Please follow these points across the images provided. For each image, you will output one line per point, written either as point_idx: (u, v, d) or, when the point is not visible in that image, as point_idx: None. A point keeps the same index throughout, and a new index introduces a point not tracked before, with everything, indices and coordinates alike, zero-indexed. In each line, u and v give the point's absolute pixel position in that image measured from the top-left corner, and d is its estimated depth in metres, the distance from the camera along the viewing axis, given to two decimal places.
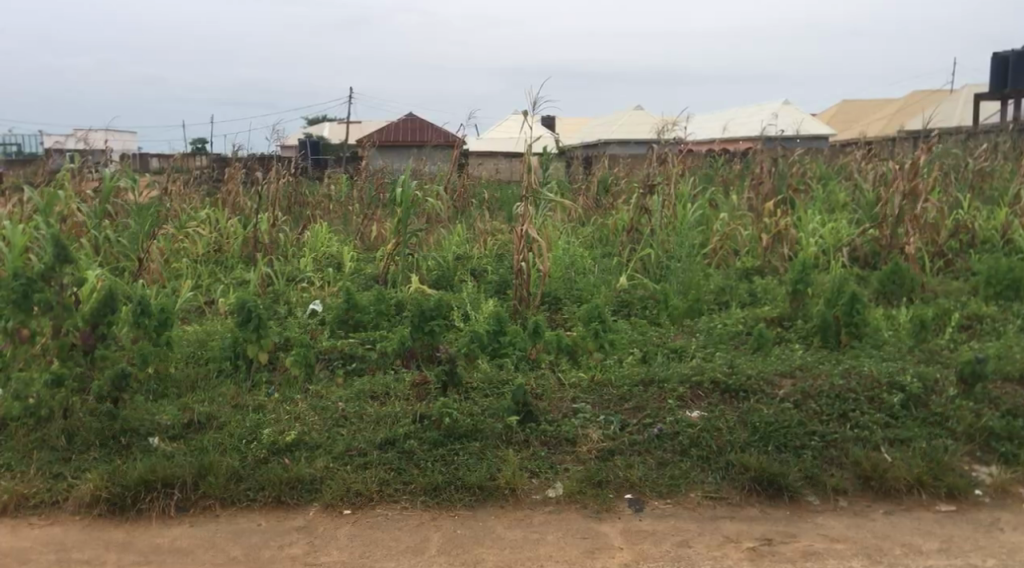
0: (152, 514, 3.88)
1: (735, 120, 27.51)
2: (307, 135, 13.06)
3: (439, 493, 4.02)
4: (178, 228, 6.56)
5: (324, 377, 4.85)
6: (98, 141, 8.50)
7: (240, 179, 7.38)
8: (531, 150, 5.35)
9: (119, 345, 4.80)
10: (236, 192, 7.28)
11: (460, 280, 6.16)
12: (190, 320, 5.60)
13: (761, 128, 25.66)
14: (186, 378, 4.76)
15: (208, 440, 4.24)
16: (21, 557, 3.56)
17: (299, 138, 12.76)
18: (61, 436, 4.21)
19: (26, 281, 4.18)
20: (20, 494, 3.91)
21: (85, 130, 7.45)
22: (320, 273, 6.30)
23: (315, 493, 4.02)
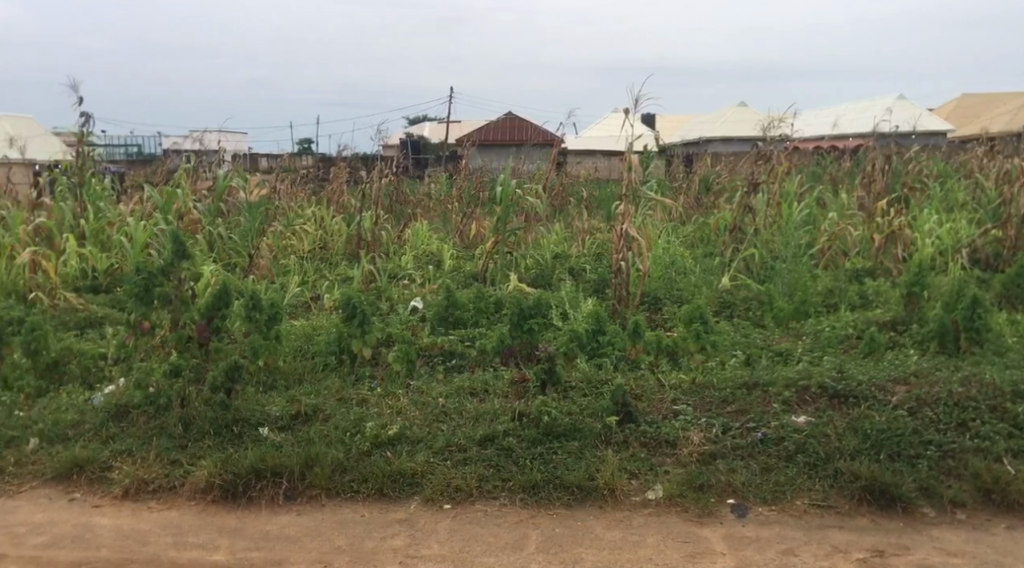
0: (262, 501, 4.02)
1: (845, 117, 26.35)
2: (408, 135, 13.16)
3: (537, 491, 4.03)
4: (285, 227, 6.74)
5: (425, 372, 4.90)
6: (213, 142, 8.91)
7: (345, 178, 7.58)
8: (632, 148, 5.19)
9: (233, 339, 4.98)
10: (341, 191, 7.48)
11: (559, 279, 6.12)
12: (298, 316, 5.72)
13: (873, 123, 24.31)
14: (294, 371, 4.87)
15: (314, 433, 4.37)
16: (141, 539, 3.73)
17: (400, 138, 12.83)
18: (178, 424, 4.34)
19: (147, 275, 4.44)
20: (141, 479, 4.08)
21: (202, 131, 7.80)
22: (420, 270, 6.38)
23: (416, 487, 4.10)
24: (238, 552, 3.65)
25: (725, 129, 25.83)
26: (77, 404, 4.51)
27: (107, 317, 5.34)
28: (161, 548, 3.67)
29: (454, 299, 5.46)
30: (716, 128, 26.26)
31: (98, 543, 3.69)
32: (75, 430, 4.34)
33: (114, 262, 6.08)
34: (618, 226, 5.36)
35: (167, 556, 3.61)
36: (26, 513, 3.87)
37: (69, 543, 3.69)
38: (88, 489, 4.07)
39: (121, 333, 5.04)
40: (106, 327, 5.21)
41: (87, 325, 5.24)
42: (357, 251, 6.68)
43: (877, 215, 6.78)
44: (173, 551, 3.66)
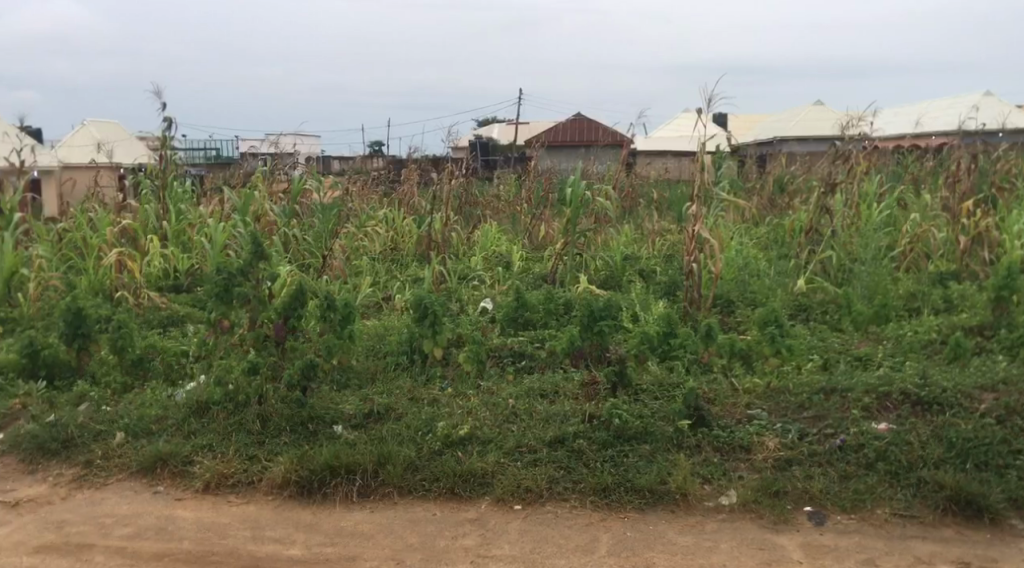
0: (337, 498, 4.10)
1: (928, 114, 25.36)
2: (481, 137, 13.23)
3: (608, 494, 4.01)
4: (357, 228, 6.86)
5: (495, 373, 4.92)
6: (288, 144, 9.18)
7: (416, 180, 7.69)
8: (704, 148, 5.13)
9: (308, 338, 5.07)
10: (412, 192, 7.54)
11: (629, 280, 6.08)
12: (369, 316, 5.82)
13: (959, 120, 23.31)
14: (367, 370, 4.95)
15: (386, 431, 4.43)
16: (221, 531, 3.84)
17: (470, 141, 12.91)
18: (256, 420, 4.45)
19: (227, 275, 4.57)
20: (221, 474, 4.20)
21: (278, 135, 8.03)
22: (490, 271, 6.41)
23: (486, 487, 4.12)
24: (314, 547, 3.72)
25: (800, 128, 25.14)
26: (161, 400, 4.65)
27: (189, 316, 5.50)
28: (240, 541, 3.77)
29: (523, 300, 5.47)
30: (789, 128, 25.66)
31: (180, 535, 3.80)
32: (158, 425, 4.47)
33: (195, 262, 6.26)
34: (689, 227, 5.31)
35: (246, 549, 3.70)
36: (113, 505, 4.01)
37: (152, 534, 3.81)
38: (170, 482, 4.19)
39: (202, 331, 5.20)
40: (187, 326, 5.37)
41: (169, 323, 5.40)
42: (427, 252, 6.75)
43: (962, 216, 6.54)
44: (252, 544, 3.75)
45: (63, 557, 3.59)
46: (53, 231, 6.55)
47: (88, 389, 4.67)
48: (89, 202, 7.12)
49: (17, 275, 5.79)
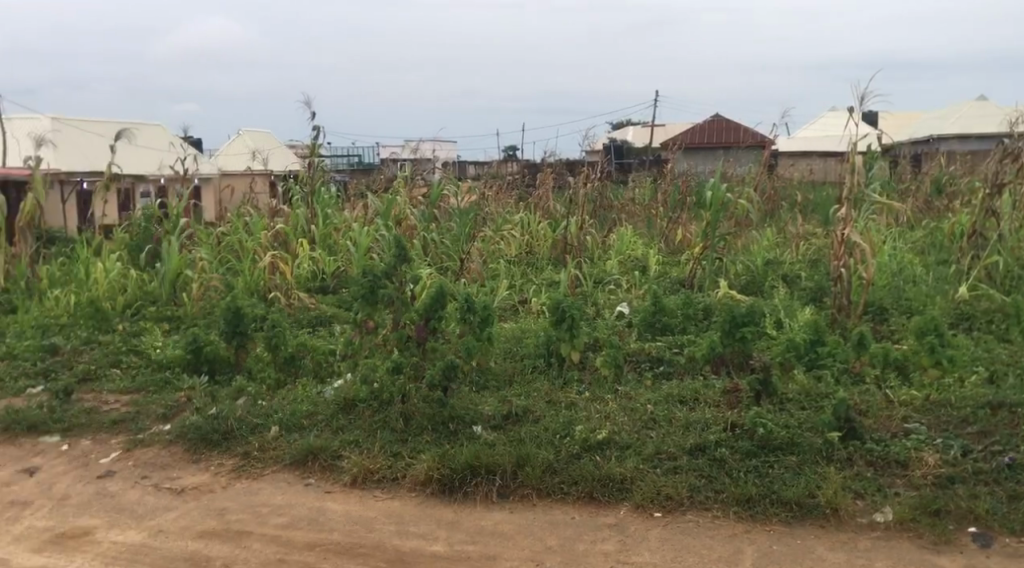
0: (477, 497, 4.17)
1: None
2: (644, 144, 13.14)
3: (752, 505, 3.89)
4: (494, 232, 6.97)
5: (632, 379, 4.88)
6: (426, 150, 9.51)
7: (551, 184, 7.72)
8: (855, 149, 4.97)
9: (448, 339, 5.21)
10: (547, 196, 7.61)
11: (773, 286, 5.95)
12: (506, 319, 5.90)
13: None
14: (505, 373, 5.02)
15: (525, 433, 4.47)
16: (367, 525, 3.97)
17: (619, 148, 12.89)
18: (400, 418, 4.59)
19: (373, 277, 4.76)
20: (367, 469, 4.34)
21: (418, 141, 8.38)
22: (626, 274, 6.42)
23: (626, 493, 4.08)
24: (456, 544, 3.79)
25: (957, 126, 23.52)
26: (311, 396, 4.86)
27: (335, 316, 5.73)
28: (386, 534, 3.89)
29: (661, 305, 5.44)
30: (948, 125, 24.11)
31: (330, 527, 3.95)
32: (309, 420, 4.67)
33: (340, 264, 6.56)
34: (838, 230, 5.13)
35: (392, 543, 3.81)
36: (269, 495, 4.21)
37: (305, 524, 3.98)
38: (321, 475, 4.37)
39: (347, 331, 5.43)
40: (334, 325, 5.61)
41: (318, 323, 5.65)
42: (562, 256, 6.75)
43: None
44: (397, 539, 3.85)
45: (224, 542, 3.80)
46: (212, 234, 7.05)
47: (245, 385, 4.94)
48: (242, 207, 7.62)
49: (183, 276, 6.30)
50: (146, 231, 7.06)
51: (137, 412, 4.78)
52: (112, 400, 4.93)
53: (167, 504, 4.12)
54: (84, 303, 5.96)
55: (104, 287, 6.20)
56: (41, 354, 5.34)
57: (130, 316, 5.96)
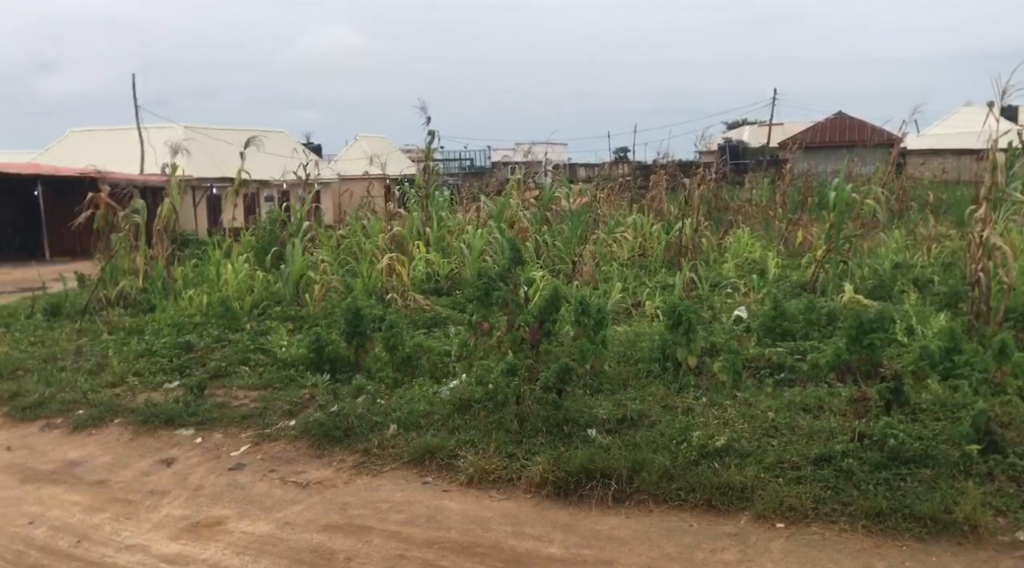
0: (593, 501, 4.13)
1: None
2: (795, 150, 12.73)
3: (882, 519, 3.69)
4: (607, 233, 7.03)
5: (752, 386, 4.78)
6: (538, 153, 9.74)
7: (664, 186, 7.92)
8: (996, 146, 4.83)
9: (561, 342, 5.24)
10: (660, 198, 7.79)
11: (902, 290, 5.77)
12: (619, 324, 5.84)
13: None
14: (619, 376, 5.00)
15: (641, 438, 4.41)
16: (483, 524, 4.00)
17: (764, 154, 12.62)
18: (514, 420, 4.60)
19: (488, 280, 4.83)
20: (483, 469, 4.37)
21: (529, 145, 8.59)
22: (743, 278, 6.39)
23: (746, 502, 3.96)
24: (572, 547, 3.76)
25: None
26: (428, 396, 4.95)
27: (449, 317, 5.86)
28: (503, 534, 3.91)
29: (782, 310, 5.30)
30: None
31: (447, 525, 4.00)
32: (426, 419, 4.76)
33: (454, 267, 6.69)
34: (976, 232, 4.94)
35: (508, 543, 3.81)
36: (388, 491, 4.31)
37: (424, 521, 4.04)
38: (438, 474, 4.43)
39: (461, 332, 5.56)
40: (449, 327, 5.72)
41: (433, 324, 5.77)
42: (677, 259, 6.78)
43: None
44: (513, 539, 3.86)
45: (347, 536, 3.90)
46: (333, 237, 7.39)
47: (364, 383, 5.09)
48: (360, 212, 7.96)
49: (305, 278, 6.60)
50: (271, 233, 7.44)
51: (265, 408, 4.99)
52: (241, 396, 5.16)
53: (293, 497, 4.27)
54: (216, 303, 6.33)
55: (233, 287, 6.57)
56: (177, 351, 5.68)
57: (257, 316, 6.27)
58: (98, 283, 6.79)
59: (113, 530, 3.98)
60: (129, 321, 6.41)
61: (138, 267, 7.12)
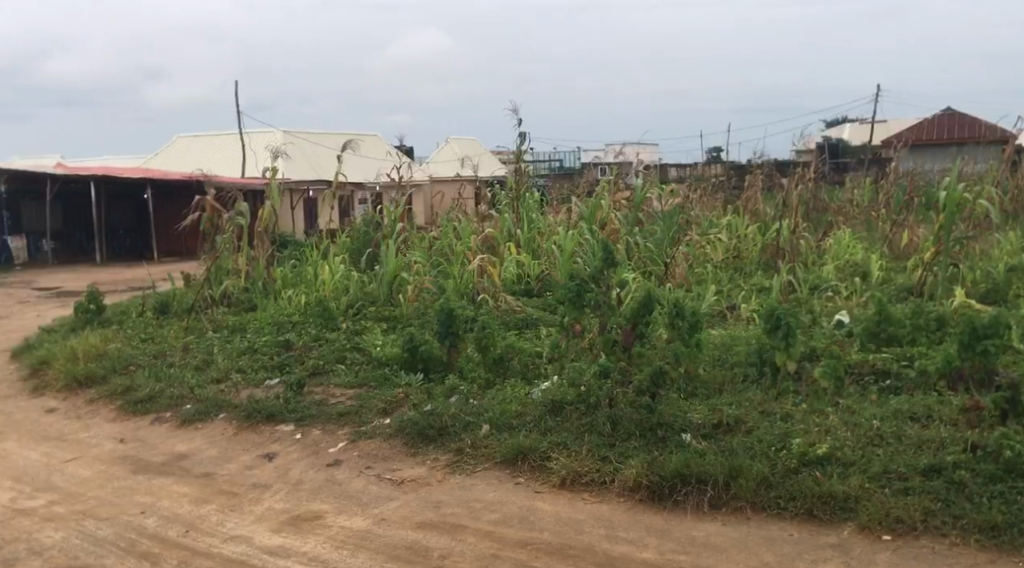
0: (688, 507, 4.04)
1: None
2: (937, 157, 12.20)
3: (997, 534, 3.49)
4: (701, 236, 7.27)
5: (855, 393, 4.66)
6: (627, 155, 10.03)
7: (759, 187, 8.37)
8: None
9: (655, 345, 5.22)
10: (756, 199, 8.22)
11: (1017, 295, 5.57)
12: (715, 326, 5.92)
13: None
14: (714, 381, 4.95)
15: (738, 443, 4.32)
16: (577, 527, 3.94)
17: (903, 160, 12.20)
18: (607, 423, 4.56)
19: (578, 283, 4.84)
20: (576, 471, 4.34)
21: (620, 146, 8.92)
22: (845, 282, 6.34)
23: (850, 512, 3.80)
24: (667, 553, 3.67)
25: None
26: (521, 397, 4.98)
27: (540, 318, 6.00)
28: (596, 538, 3.83)
29: (887, 314, 5.15)
30: None
31: (541, 526, 3.96)
32: (519, 420, 4.79)
33: (544, 268, 6.94)
34: None
35: (602, 547, 3.74)
36: (482, 491, 4.32)
37: (517, 522, 4.01)
38: (530, 475, 4.42)
39: (553, 334, 5.64)
40: (540, 328, 5.82)
41: (524, 325, 5.91)
42: (772, 260, 7.05)
43: None
44: (607, 542, 3.79)
45: (441, 535, 3.90)
46: (426, 238, 7.73)
47: (457, 383, 5.15)
48: (453, 212, 8.26)
49: (398, 279, 6.86)
50: (367, 235, 7.73)
51: (361, 405, 5.10)
52: (339, 394, 5.31)
53: (388, 494, 4.34)
54: (314, 303, 6.56)
55: (330, 288, 6.80)
56: (278, 349, 5.89)
57: (353, 316, 6.46)
58: (204, 283, 7.14)
59: (218, 521, 4.11)
60: (233, 320, 6.69)
61: (240, 268, 7.42)
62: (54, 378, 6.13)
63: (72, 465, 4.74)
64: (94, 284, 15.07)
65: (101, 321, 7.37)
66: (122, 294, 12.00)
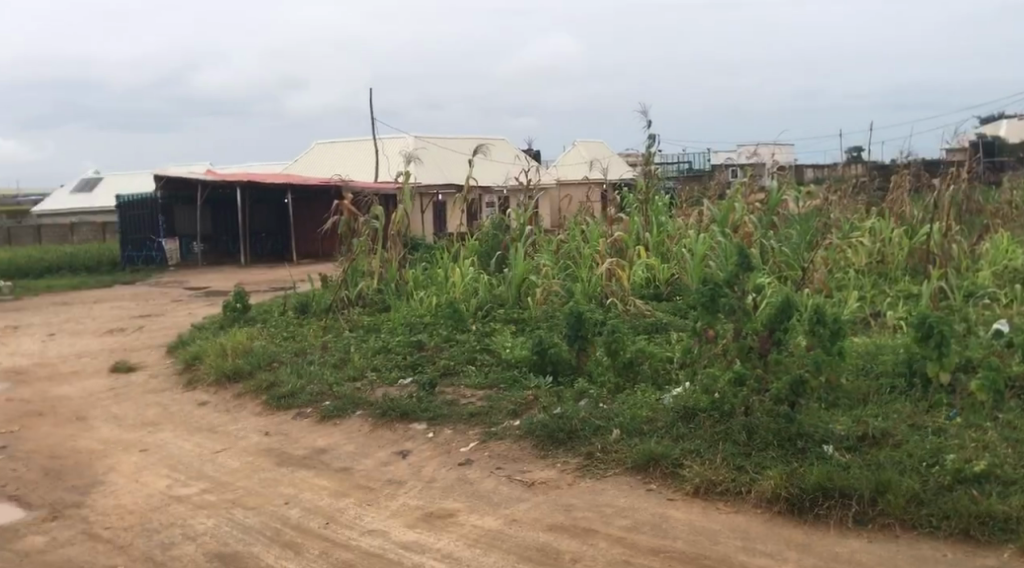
0: (831, 522, 3.81)
1: None
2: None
3: None
4: (841, 240, 7.22)
5: (1016, 407, 4.37)
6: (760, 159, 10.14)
7: (905, 188, 8.33)
8: None
9: (793, 354, 5.08)
10: (902, 200, 8.18)
11: None
12: (857, 333, 5.83)
13: None
14: (858, 392, 4.77)
15: (884, 457, 4.08)
16: (712, 537, 3.78)
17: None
18: (742, 431, 4.41)
19: (712, 287, 4.77)
20: (710, 480, 4.21)
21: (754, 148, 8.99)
22: (1002, 290, 6.06)
23: (1012, 534, 3.49)
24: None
25: None
26: (651, 402, 4.94)
27: (671, 323, 6.00)
28: (733, 548, 3.66)
29: None
30: None
31: (674, 534, 3.83)
32: (650, 426, 4.72)
33: (674, 272, 7.03)
34: None
35: (739, 558, 3.57)
36: (613, 496, 4.25)
37: (649, 529, 3.91)
38: (662, 482, 4.33)
39: (684, 339, 5.61)
40: (670, 333, 5.83)
41: (654, 330, 5.95)
42: (921, 264, 6.93)
43: None
44: (745, 553, 3.61)
45: (572, 538, 3.85)
46: (553, 242, 7.94)
47: (587, 387, 5.18)
48: (580, 215, 8.43)
49: (527, 282, 6.95)
50: (496, 238, 7.89)
51: (492, 406, 5.18)
52: (469, 394, 5.42)
53: (519, 496, 4.35)
54: (446, 304, 6.72)
55: (460, 290, 7.01)
56: (410, 349, 6.07)
57: (483, 318, 6.62)
58: (340, 284, 7.44)
59: (356, 515, 4.23)
60: (367, 321, 6.93)
61: (374, 269, 7.70)
62: (205, 372, 6.53)
63: (222, 456, 5.01)
64: (241, 284, 16.06)
65: (247, 319, 7.81)
66: (267, 295, 12.68)
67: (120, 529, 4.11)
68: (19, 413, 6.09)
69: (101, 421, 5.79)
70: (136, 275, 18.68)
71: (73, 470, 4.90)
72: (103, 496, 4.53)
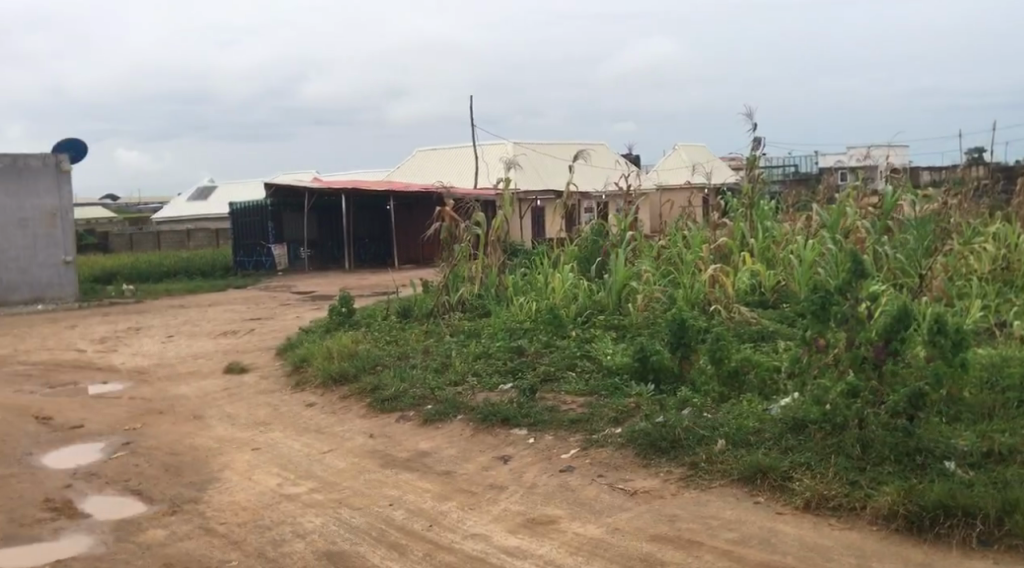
0: (953, 541, 3.59)
1: None
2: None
3: None
4: (961, 246, 7.09)
5: None
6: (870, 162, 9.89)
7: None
8: None
9: (909, 365, 4.89)
10: None
11: None
12: (982, 344, 5.62)
13: None
14: (982, 405, 4.55)
15: (1011, 475, 3.84)
16: (825, 554, 3.60)
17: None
18: (856, 445, 4.25)
19: (823, 295, 4.72)
20: (821, 494, 4.05)
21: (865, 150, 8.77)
22: None
23: None
24: None
25: None
26: (758, 413, 4.84)
27: (777, 331, 5.91)
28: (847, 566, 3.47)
29: None
30: None
31: (784, 550, 3.66)
32: (757, 437, 4.61)
33: (781, 280, 6.92)
34: None
35: None
36: (719, 508, 4.14)
37: (757, 543, 3.76)
38: (771, 495, 4.19)
39: (792, 348, 5.49)
40: (777, 342, 5.70)
41: (759, 338, 5.85)
42: None
43: None
44: None
45: (677, 550, 3.75)
46: (654, 248, 7.96)
47: (691, 396, 5.11)
48: (682, 222, 8.36)
49: (628, 288, 6.96)
50: (595, 243, 7.87)
51: (593, 413, 5.17)
52: (569, 401, 5.43)
53: (622, 504, 4.29)
54: (547, 310, 6.73)
55: (560, 295, 7.03)
56: (511, 355, 6.13)
57: (582, 323, 6.62)
58: (442, 289, 7.59)
59: (458, 519, 4.26)
60: (467, 325, 7.02)
61: (474, 275, 7.82)
62: (313, 374, 6.75)
63: (330, 456, 5.16)
64: (345, 289, 16.60)
65: (352, 322, 8.02)
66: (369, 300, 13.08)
67: (234, 525, 4.26)
68: (142, 410, 6.43)
69: (217, 420, 6.05)
70: (249, 279, 19.65)
71: (191, 466, 5.14)
72: (219, 492, 4.72)
